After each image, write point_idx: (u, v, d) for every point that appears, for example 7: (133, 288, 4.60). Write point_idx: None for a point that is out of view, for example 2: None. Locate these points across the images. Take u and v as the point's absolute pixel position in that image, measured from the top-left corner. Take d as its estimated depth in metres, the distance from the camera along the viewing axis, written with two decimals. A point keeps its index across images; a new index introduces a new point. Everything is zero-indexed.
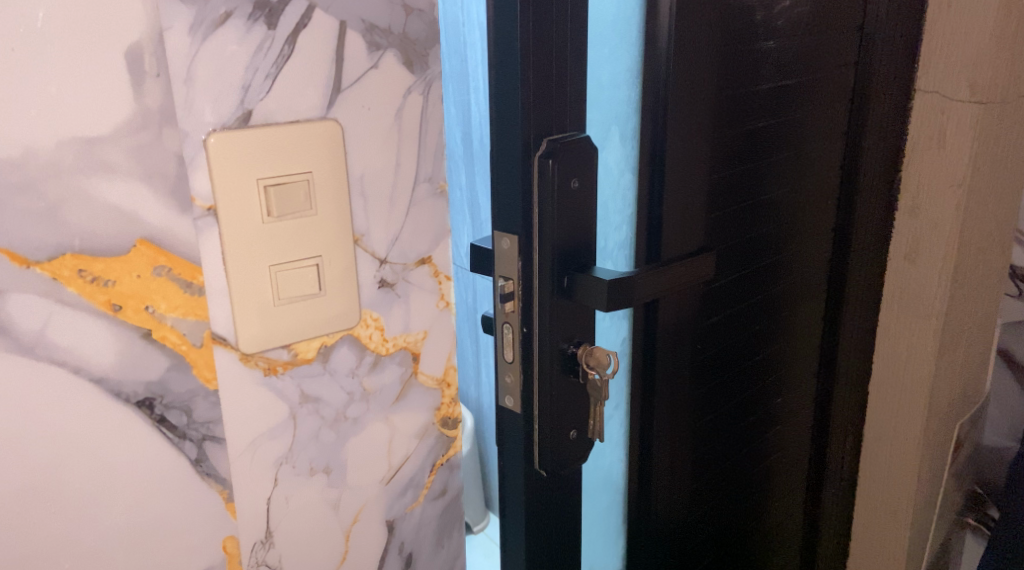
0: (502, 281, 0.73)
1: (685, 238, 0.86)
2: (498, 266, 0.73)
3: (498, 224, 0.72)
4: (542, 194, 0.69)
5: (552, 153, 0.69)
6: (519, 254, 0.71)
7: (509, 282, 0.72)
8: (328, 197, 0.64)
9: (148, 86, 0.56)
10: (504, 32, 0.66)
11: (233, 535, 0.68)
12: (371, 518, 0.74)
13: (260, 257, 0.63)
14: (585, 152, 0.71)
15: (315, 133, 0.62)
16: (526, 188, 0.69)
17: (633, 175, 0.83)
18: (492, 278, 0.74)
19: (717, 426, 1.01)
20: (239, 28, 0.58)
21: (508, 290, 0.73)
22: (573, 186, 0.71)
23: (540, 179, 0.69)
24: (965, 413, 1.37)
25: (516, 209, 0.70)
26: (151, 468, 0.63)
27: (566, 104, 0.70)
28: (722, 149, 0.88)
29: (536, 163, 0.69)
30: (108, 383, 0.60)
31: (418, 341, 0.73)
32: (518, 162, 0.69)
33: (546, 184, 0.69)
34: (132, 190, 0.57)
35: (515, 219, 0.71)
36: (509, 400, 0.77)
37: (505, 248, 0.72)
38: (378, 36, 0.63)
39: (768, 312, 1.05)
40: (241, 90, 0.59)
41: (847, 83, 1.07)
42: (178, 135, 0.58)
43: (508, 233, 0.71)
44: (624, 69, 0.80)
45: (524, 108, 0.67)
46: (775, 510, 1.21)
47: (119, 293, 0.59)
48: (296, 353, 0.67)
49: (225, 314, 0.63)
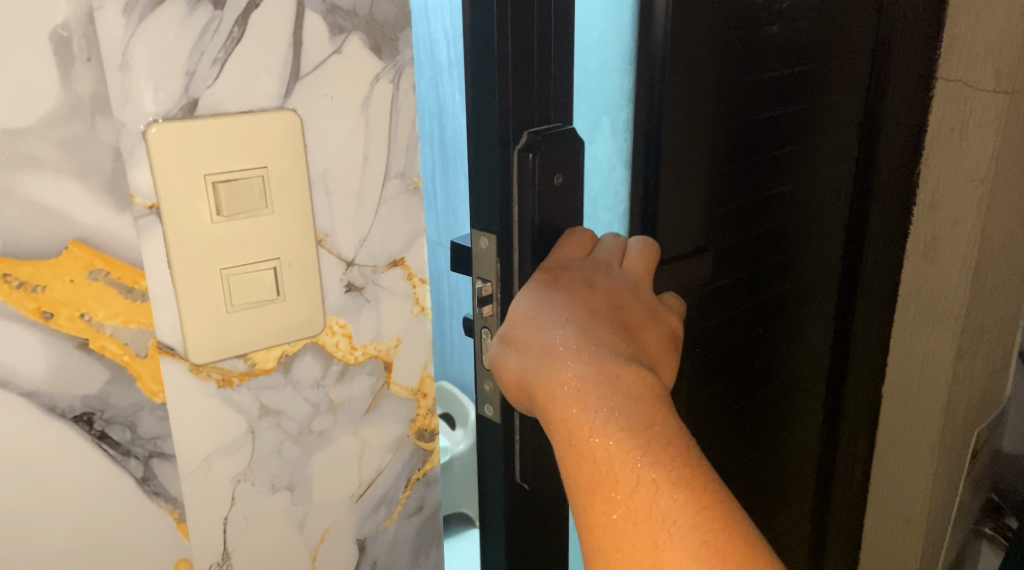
0: (479, 282, 0.67)
1: (683, 235, 0.81)
2: (476, 267, 0.67)
3: (476, 221, 0.66)
4: (522, 190, 0.63)
5: (532, 146, 0.63)
6: (497, 255, 0.65)
7: (486, 284, 0.67)
8: (285, 193, 0.59)
9: (78, 72, 0.51)
10: (480, 7, 0.59)
11: (186, 558, 0.63)
12: (339, 537, 0.69)
13: (210, 259, 0.57)
14: (571, 146, 0.65)
15: (271, 124, 0.57)
16: (504, 185, 0.63)
17: (625, 169, 0.78)
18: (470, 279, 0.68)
19: (718, 433, 0.96)
20: (181, 9, 0.52)
21: (485, 292, 0.67)
22: (556, 181, 0.65)
23: (520, 176, 0.63)
24: (984, 419, 1.31)
25: (494, 207, 0.64)
26: (92, 487, 0.58)
27: (549, 91, 0.64)
28: (723, 144, 0.82)
29: (515, 157, 0.63)
30: (41, 397, 0.55)
31: (390, 349, 0.67)
32: (494, 156, 0.63)
33: (526, 181, 0.63)
34: (62, 187, 0.52)
35: (491, 216, 0.65)
36: (488, 408, 0.71)
37: (483, 248, 0.66)
38: (342, 17, 0.58)
39: (774, 313, 0.99)
40: (186, 77, 0.54)
41: (864, 72, 1.00)
42: (115, 126, 0.53)
43: (485, 232, 0.66)
44: (617, 54, 0.73)
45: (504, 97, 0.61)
46: (781, 519, 1.16)
47: (50, 299, 0.54)
48: (253, 364, 0.62)
49: (173, 322, 0.58)
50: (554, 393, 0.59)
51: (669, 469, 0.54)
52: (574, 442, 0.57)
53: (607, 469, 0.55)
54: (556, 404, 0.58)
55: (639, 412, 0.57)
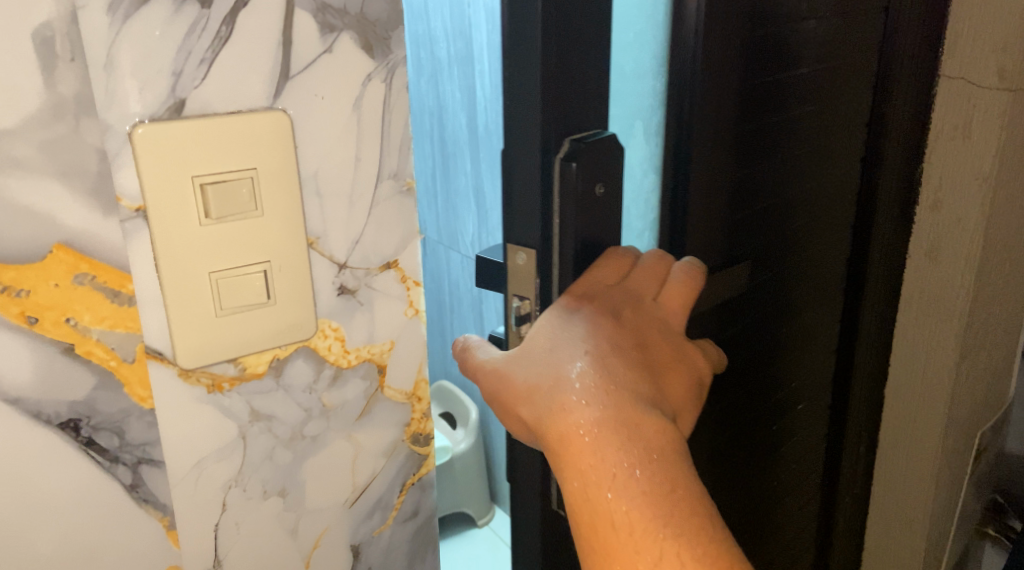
0: (518, 301, 0.65)
1: (708, 243, 0.80)
2: (511, 285, 0.65)
3: (512, 236, 0.63)
4: (563, 199, 0.61)
5: (576, 154, 0.61)
6: (537, 269, 0.63)
7: (525, 303, 0.65)
8: (275, 195, 0.57)
9: (61, 72, 0.50)
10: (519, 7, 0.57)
11: (177, 565, 0.62)
12: (333, 542, 0.68)
13: (199, 262, 0.56)
14: (609, 154, 0.63)
15: (260, 125, 0.56)
16: (544, 194, 0.61)
17: (656, 175, 0.77)
18: (506, 297, 0.66)
19: (728, 441, 0.94)
20: (167, 7, 0.51)
21: (525, 311, 0.65)
22: (597, 191, 0.63)
23: (562, 185, 0.61)
24: (988, 419, 1.29)
25: (533, 219, 0.62)
26: (79, 494, 0.57)
27: (587, 98, 0.62)
28: (739, 149, 0.80)
29: (557, 165, 0.61)
30: (26, 404, 0.54)
31: (384, 352, 0.66)
32: (534, 167, 0.61)
33: (569, 189, 0.61)
34: (46, 190, 0.51)
35: (530, 230, 0.62)
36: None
37: (521, 264, 0.64)
38: (332, 16, 0.56)
39: (784, 317, 0.97)
40: (172, 77, 0.53)
41: (871, 71, 0.98)
42: (99, 128, 0.52)
43: (525, 247, 0.63)
44: (651, 56, 0.73)
45: (544, 103, 0.59)
46: (787, 525, 1.14)
47: (35, 304, 0.53)
48: (244, 368, 0.60)
49: (161, 326, 0.57)
50: (568, 439, 0.57)
51: (695, 544, 0.54)
52: (589, 499, 0.56)
53: (627, 535, 0.54)
54: (569, 450, 0.57)
55: (660, 476, 0.55)
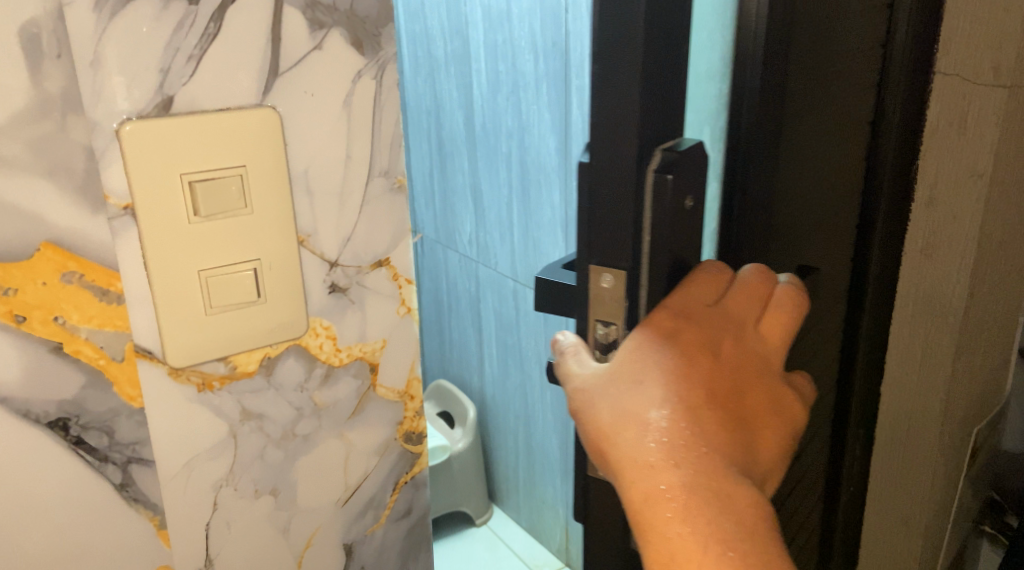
0: (602, 326, 0.57)
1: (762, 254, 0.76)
2: (593, 310, 0.57)
3: (595, 257, 0.55)
4: (657, 215, 0.54)
5: (671, 166, 0.53)
6: (625, 295, 0.55)
7: (612, 329, 0.57)
8: (265, 193, 0.57)
9: (48, 70, 0.50)
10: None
11: (168, 564, 0.62)
12: (325, 541, 0.68)
13: (188, 260, 0.56)
14: (699, 163, 0.56)
15: (249, 122, 0.55)
16: (637, 210, 0.53)
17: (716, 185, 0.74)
18: (587, 321, 0.57)
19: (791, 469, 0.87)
20: (154, 4, 0.51)
21: (611, 338, 0.57)
22: (688, 205, 0.56)
23: (654, 202, 0.53)
24: (985, 416, 1.29)
25: (624, 238, 0.54)
26: (68, 494, 0.57)
27: (676, 101, 0.55)
28: (785, 143, 0.74)
29: (650, 178, 0.53)
30: (14, 403, 0.54)
31: (376, 351, 0.66)
32: (623, 180, 0.53)
33: (662, 206, 0.53)
34: (32, 188, 0.51)
35: (621, 252, 0.54)
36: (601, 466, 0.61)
37: (604, 288, 0.56)
38: (321, 12, 0.56)
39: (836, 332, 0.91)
40: (160, 74, 0.52)
41: None
42: (86, 125, 0.51)
43: (610, 269, 0.55)
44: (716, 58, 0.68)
45: (643, 109, 0.52)
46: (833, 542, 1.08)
47: (22, 303, 0.52)
48: (234, 366, 0.60)
49: (150, 325, 0.56)
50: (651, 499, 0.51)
51: None
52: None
53: None
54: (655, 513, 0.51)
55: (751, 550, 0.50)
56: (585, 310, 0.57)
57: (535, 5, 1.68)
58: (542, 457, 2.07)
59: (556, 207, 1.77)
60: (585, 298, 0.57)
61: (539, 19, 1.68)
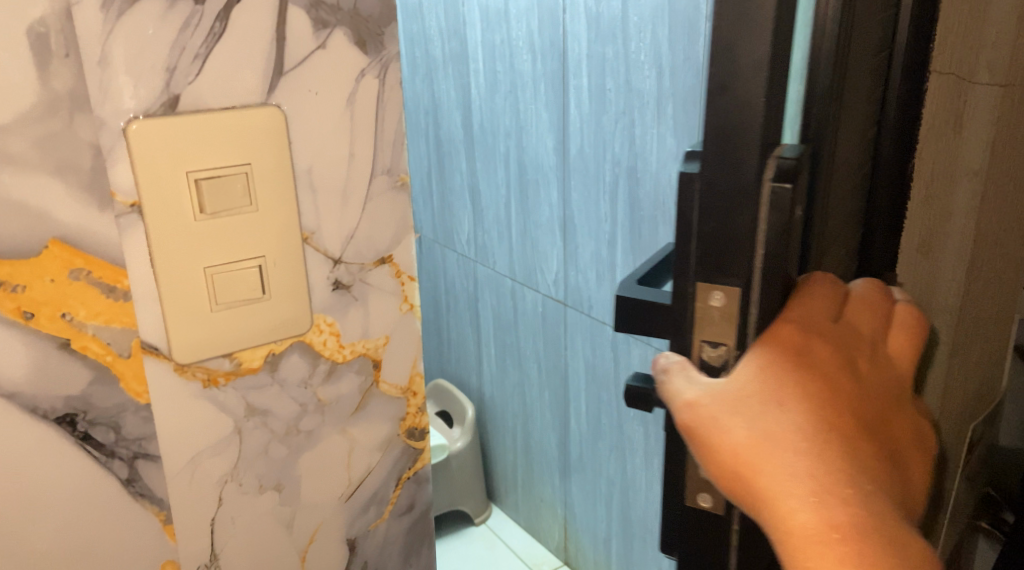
0: (709, 347, 0.55)
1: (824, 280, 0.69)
2: (700, 330, 0.55)
3: (706, 274, 0.54)
4: (770, 225, 0.52)
5: (788, 174, 0.52)
6: (738, 311, 0.54)
7: (720, 349, 0.55)
8: (269, 191, 0.58)
9: (56, 69, 0.50)
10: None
11: (173, 559, 0.62)
12: (328, 537, 0.69)
13: (194, 257, 0.57)
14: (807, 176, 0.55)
15: (254, 121, 0.56)
16: (754, 219, 0.52)
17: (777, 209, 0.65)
18: (695, 342, 0.56)
19: None
20: (161, 4, 0.52)
21: (718, 359, 0.55)
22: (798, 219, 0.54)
23: (771, 212, 0.52)
24: (980, 414, 1.30)
25: (739, 248, 0.52)
26: (75, 488, 0.57)
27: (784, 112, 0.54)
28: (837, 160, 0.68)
29: (767, 188, 0.52)
30: (23, 399, 0.54)
31: (379, 347, 0.66)
32: (743, 189, 0.51)
33: (778, 216, 0.52)
34: (40, 186, 0.51)
35: (735, 267, 0.53)
36: (706, 499, 0.59)
37: (716, 305, 0.54)
38: (325, 12, 0.57)
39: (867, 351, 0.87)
40: (166, 73, 0.53)
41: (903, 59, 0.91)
42: (94, 124, 0.52)
43: (723, 285, 0.53)
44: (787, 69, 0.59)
45: (765, 117, 0.50)
46: None
47: (30, 300, 0.53)
48: (239, 363, 0.61)
49: (156, 322, 0.57)
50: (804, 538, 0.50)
51: None
52: None
53: None
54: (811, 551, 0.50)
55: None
56: (691, 329, 0.55)
57: (533, 5, 1.69)
58: (541, 456, 2.08)
59: (554, 206, 1.78)
60: (691, 317, 0.55)
61: (537, 18, 1.69)
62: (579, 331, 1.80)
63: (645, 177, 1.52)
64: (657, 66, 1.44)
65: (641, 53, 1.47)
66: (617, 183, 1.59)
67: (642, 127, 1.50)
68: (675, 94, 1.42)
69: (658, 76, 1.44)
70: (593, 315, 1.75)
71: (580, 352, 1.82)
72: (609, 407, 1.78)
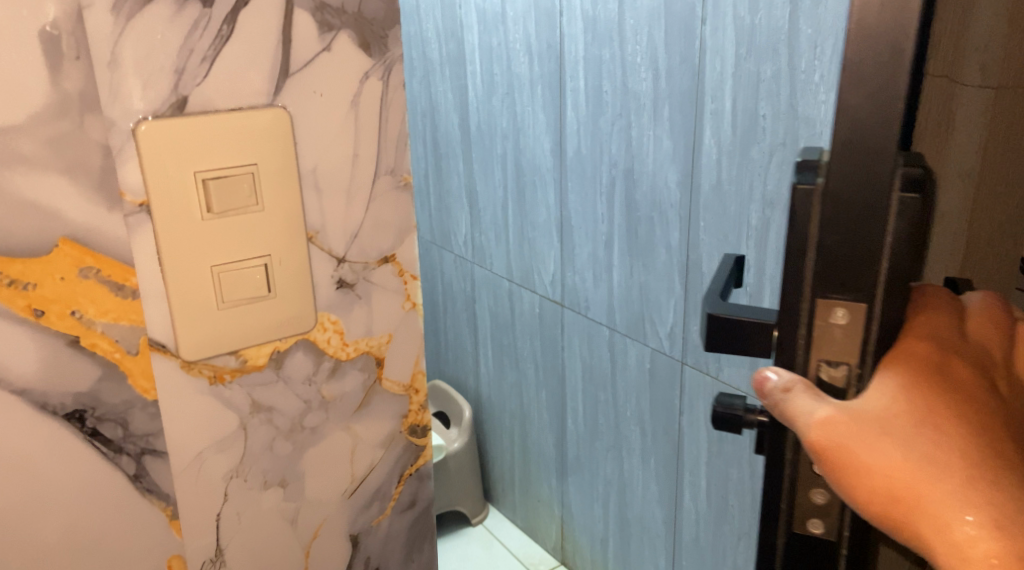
0: (827, 365, 0.55)
1: None
2: (822, 348, 0.55)
3: (827, 290, 0.54)
4: (898, 239, 0.52)
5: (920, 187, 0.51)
6: (860, 331, 0.54)
7: (841, 368, 0.55)
8: (275, 191, 0.59)
9: (67, 70, 0.51)
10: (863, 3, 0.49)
11: (179, 554, 0.63)
12: (332, 533, 0.70)
13: (201, 256, 0.58)
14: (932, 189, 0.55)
15: (260, 122, 0.57)
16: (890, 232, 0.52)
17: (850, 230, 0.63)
18: (817, 359, 0.55)
19: None
20: (170, 7, 0.53)
21: (837, 376, 0.55)
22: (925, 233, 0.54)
23: (899, 223, 0.51)
24: None
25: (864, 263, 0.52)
26: (84, 484, 0.58)
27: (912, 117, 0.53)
28: None
29: (895, 200, 0.51)
30: (33, 395, 0.55)
31: (382, 345, 0.67)
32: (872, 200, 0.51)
33: (907, 229, 0.51)
34: (51, 186, 0.52)
35: (859, 281, 0.53)
36: (818, 526, 0.60)
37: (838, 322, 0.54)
38: (330, 15, 0.58)
39: None
40: (174, 74, 0.54)
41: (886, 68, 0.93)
42: (103, 124, 0.53)
43: (845, 302, 0.53)
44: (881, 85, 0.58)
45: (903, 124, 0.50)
46: None
47: (40, 297, 0.54)
48: (245, 360, 0.62)
49: (164, 319, 0.58)
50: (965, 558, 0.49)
51: None
52: None
53: None
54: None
55: None
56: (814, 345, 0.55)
57: (529, 7, 1.70)
58: (538, 456, 2.09)
59: (551, 207, 1.79)
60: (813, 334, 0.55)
61: (534, 21, 1.70)
62: (576, 331, 1.81)
63: (641, 178, 1.54)
64: (654, 68, 1.45)
65: (638, 55, 1.48)
66: (614, 184, 1.61)
67: (639, 129, 1.51)
68: (672, 96, 1.43)
69: (655, 78, 1.45)
70: (590, 315, 1.77)
71: (577, 352, 1.83)
72: (606, 406, 1.79)
